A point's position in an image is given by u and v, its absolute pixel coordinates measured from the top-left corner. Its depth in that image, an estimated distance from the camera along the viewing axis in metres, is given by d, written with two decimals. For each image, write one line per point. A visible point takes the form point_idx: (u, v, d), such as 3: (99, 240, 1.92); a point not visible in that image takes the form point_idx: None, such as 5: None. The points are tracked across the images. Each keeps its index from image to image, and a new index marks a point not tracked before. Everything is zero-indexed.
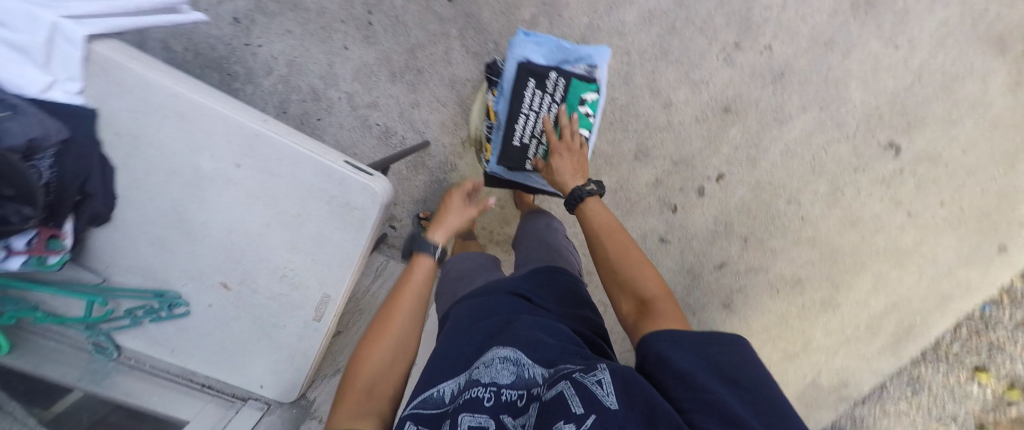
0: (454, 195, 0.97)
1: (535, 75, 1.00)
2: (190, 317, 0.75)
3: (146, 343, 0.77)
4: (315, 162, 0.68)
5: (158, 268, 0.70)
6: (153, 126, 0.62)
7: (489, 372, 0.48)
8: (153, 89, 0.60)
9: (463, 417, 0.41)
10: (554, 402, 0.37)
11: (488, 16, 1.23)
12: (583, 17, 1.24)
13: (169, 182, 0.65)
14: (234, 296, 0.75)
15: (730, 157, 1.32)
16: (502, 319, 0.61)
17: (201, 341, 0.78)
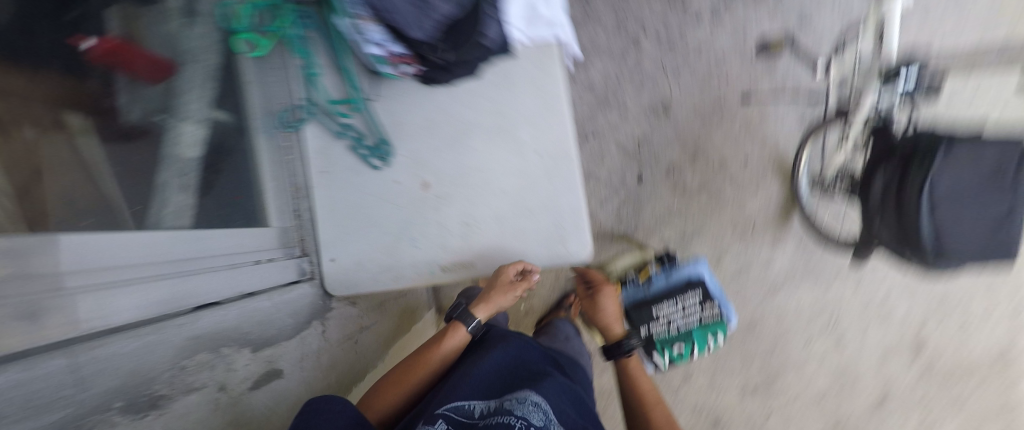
0: (501, 267, 0.72)
1: (689, 296, 0.87)
2: (372, 174, 0.71)
3: (317, 149, 0.71)
4: (576, 203, 0.71)
5: (398, 132, 0.71)
6: (520, 67, 0.70)
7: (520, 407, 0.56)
8: (550, 82, 0.70)
9: None
10: None
11: (665, 133, 1.35)
12: (744, 176, 1.33)
13: (472, 111, 0.71)
14: (422, 198, 0.72)
15: (782, 349, 1.30)
16: (533, 374, 0.69)
17: (348, 195, 0.71)
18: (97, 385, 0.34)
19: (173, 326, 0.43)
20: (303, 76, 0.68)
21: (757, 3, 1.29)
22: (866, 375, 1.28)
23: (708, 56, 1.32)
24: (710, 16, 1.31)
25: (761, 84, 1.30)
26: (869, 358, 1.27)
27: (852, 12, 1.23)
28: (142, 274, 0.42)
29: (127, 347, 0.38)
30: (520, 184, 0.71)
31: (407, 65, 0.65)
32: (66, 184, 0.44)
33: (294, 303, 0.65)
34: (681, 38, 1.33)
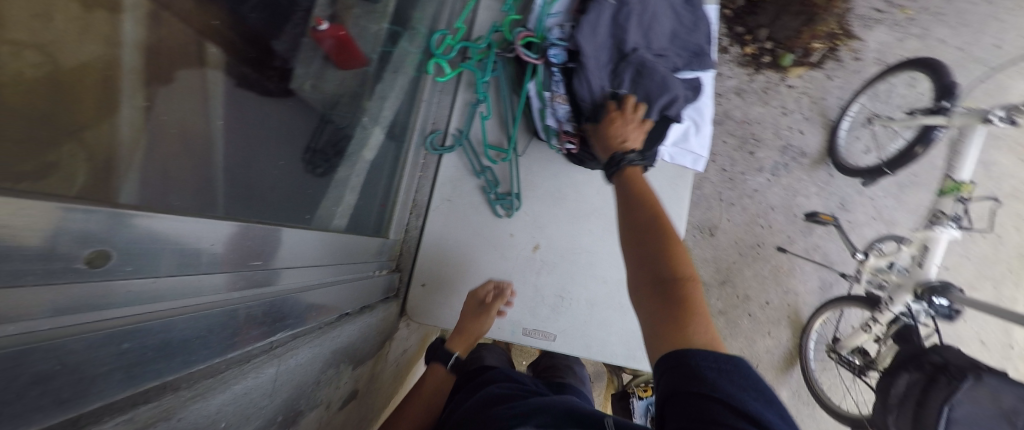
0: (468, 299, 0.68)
1: None
2: (492, 218, 0.73)
3: (451, 177, 0.74)
4: None
5: (530, 190, 0.74)
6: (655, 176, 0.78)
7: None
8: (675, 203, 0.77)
9: None
10: None
11: (703, 253, 1.44)
12: (761, 318, 1.41)
13: (600, 197, 0.75)
14: (528, 258, 0.73)
15: None
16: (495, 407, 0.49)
17: (460, 231, 0.72)
18: (274, 398, 0.32)
19: (327, 338, 0.41)
20: (473, 115, 0.73)
21: (810, 175, 1.46)
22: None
23: (759, 202, 1.46)
24: (770, 169, 1.47)
25: (797, 243, 1.44)
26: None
27: (885, 214, 1.42)
28: (312, 275, 0.41)
29: (301, 359, 0.36)
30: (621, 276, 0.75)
31: (568, 144, 0.69)
32: (242, 157, 0.42)
33: (384, 323, 0.63)
34: (741, 177, 1.47)
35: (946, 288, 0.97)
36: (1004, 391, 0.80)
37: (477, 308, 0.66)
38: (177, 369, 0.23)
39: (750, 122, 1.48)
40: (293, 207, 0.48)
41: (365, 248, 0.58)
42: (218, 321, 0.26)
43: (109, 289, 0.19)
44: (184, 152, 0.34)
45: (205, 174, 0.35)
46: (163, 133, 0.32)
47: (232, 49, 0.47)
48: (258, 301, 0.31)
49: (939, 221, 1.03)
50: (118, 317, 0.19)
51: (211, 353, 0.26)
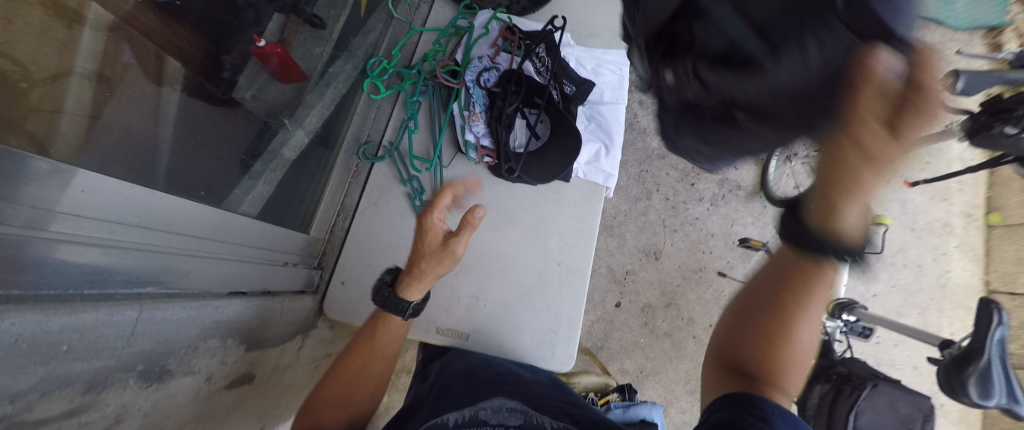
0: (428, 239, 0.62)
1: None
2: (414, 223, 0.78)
3: (379, 183, 0.80)
4: (575, 317, 0.79)
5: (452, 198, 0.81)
6: (570, 191, 0.84)
7: (497, 417, 0.53)
8: (588, 212, 0.84)
9: None
10: None
11: (649, 275, 1.50)
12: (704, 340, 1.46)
13: (517, 206, 0.82)
14: None
15: None
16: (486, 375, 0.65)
17: (383, 233, 0.77)
18: (134, 345, 0.36)
19: (206, 307, 0.46)
20: (403, 131, 0.81)
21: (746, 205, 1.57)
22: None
23: (701, 229, 1.55)
24: (709, 199, 1.57)
25: (736, 268, 1.52)
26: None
27: None
28: (201, 250, 0.46)
29: (172, 315, 0.40)
30: (535, 281, 0.80)
31: (486, 157, 0.78)
32: (183, 147, 0.49)
33: (293, 314, 0.66)
34: (683, 206, 1.56)
35: (852, 305, 1.08)
36: (898, 398, 0.89)
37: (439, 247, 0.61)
38: (25, 287, 0.27)
39: None
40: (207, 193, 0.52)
41: (280, 239, 0.63)
42: (84, 260, 0.32)
43: None
44: (128, 140, 0.40)
45: (141, 157, 0.42)
46: (113, 121, 0.39)
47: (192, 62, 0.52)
48: (137, 253, 0.37)
49: None
50: (6, 233, 0.26)
51: (67, 284, 0.31)
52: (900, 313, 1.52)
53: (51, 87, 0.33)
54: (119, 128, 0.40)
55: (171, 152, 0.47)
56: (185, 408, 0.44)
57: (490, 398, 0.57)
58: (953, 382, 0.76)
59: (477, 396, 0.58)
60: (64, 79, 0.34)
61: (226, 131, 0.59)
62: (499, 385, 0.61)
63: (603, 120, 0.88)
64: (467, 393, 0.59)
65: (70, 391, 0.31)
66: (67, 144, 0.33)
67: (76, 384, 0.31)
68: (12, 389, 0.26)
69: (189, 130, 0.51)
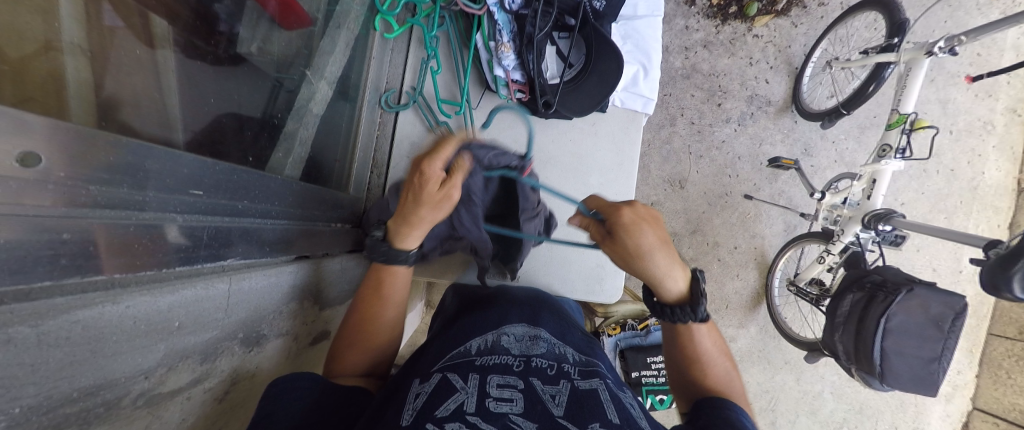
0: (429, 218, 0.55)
1: None
2: None
3: (408, 133, 0.76)
4: None
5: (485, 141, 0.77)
6: (607, 121, 0.80)
7: (520, 345, 0.55)
8: (628, 143, 0.80)
9: (493, 376, 0.47)
10: (589, 397, 0.46)
11: (674, 204, 1.48)
12: (730, 262, 1.47)
13: (552, 144, 0.80)
14: None
15: None
16: (521, 310, 0.64)
17: None
18: (232, 314, 0.37)
19: (281, 272, 0.46)
20: (423, 72, 0.75)
21: (776, 122, 1.48)
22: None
23: (727, 152, 1.48)
24: (737, 120, 1.48)
25: (763, 190, 1.47)
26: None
27: (847, 156, 1.46)
28: (258, 217, 0.43)
29: (256, 283, 0.40)
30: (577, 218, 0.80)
31: (518, 93, 0.73)
32: (201, 112, 0.44)
33: (352, 271, 0.68)
34: (709, 130, 1.49)
35: (890, 214, 1.05)
36: (932, 299, 0.89)
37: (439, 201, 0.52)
38: (124, 269, 0.27)
39: (717, 74, 1.49)
40: (245, 157, 0.48)
41: (326, 199, 0.62)
42: (169, 236, 0.31)
43: (34, 187, 0.21)
44: (143, 108, 0.35)
45: (161, 125, 0.37)
46: (121, 87, 0.34)
47: (180, 17, 0.44)
48: (209, 225, 0.35)
49: (886, 156, 1.10)
50: (93, 219, 0.25)
51: (161, 262, 0.30)
52: (927, 219, 1.44)
53: (44, 58, 0.28)
54: (131, 97, 0.35)
55: (187, 114, 0.41)
56: (280, 365, 0.47)
57: (513, 325, 0.60)
58: (998, 281, 0.77)
59: (499, 321, 0.60)
60: (56, 51, 0.29)
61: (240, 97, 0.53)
62: (516, 311, 0.63)
63: (640, 38, 0.79)
64: (489, 319, 0.61)
65: (191, 363, 0.32)
66: (87, 113, 0.29)
67: (194, 356, 0.33)
68: (144, 366, 0.28)
69: (203, 94, 0.45)
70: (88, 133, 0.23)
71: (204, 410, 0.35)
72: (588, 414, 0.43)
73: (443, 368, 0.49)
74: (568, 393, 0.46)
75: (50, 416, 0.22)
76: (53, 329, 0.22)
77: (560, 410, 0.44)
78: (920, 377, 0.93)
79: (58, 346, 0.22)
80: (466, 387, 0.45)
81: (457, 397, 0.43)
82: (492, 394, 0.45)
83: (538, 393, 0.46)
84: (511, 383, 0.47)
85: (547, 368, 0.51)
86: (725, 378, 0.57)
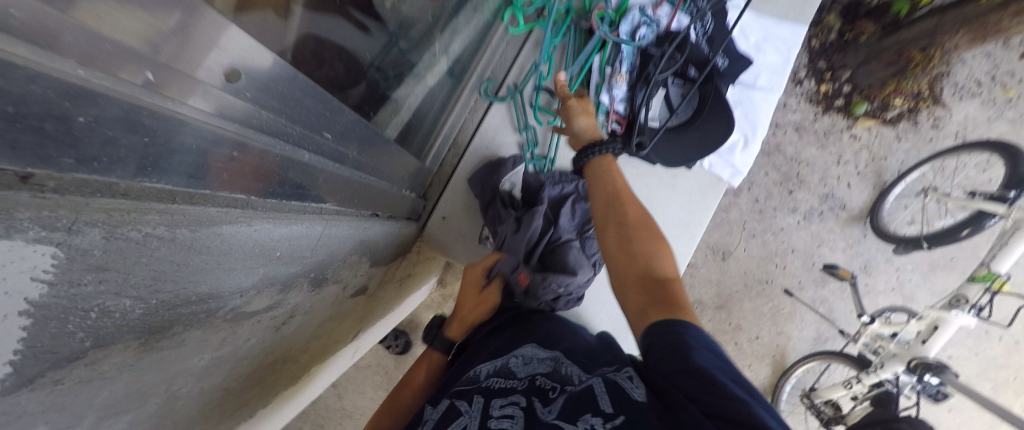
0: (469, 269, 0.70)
1: None
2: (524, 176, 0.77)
3: (496, 127, 0.78)
4: None
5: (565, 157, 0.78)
6: (688, 178, 0.78)
7: (526, 369, 0.54)
8: (701, 206, 0.78)
9: (494, 399, 0.46)
10: (584, 394, 0.43)
11: (711, 273, 1.43)
12: (746, 351, 1.41)
13: (626, 181, 0.78)
14: None
15: None
16: (536, 329, 0.63)
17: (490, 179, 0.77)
18: (316, 254, 0.38)
19: (358, 227, 0.47)
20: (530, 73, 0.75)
21: (844, 229, 1.40)
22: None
23: (782, 241, 1.42)
24: (804, 213, 1.41)
25: (806, 291, 1.40)
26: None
27: (906, 288, 1.37)
28: (358, 169, 0.44)
29: (339, 231, 0.42)
30: None
31: (614, 124, 0.72)
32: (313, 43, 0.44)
33: (403, 237, 0.69)
34: (772, 213, 1.42)
35: (942, 368, 0.98)
36: None
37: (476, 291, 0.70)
38: (260, 194, 0.28)
39: (799, 161, 1.42)
40: (359, 106, 0.50)
41: (406, 162, 0.64)
42: (298, 172, 0.32)
43: None
44: None
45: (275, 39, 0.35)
46: None
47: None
48: (326, 169, 0.36)
49: (958, 306, 1.02)
50: (256, 142, 0.26)
51: (285, 194, 0.31)
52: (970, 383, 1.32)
53: None
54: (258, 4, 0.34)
55: (300, 46, 0.41)
56: (326, 310, 0.49)
57: (521, 347, 0.59)
58: None
59: (514, 343, 0.60)
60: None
61: (355, 39, 0.53)
62: (540, 334, 0.62)
63: (751, 107, 0.77)
64: (508, 337, 0.62)
65: (272, 291, 0.34)
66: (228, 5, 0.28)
67: (277, 285, 0.34)
68: (242, 285, 0.29)
69: None
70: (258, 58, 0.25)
71: (265, 335, 0.36)
72: (579, 409, 0.41)
73: (452, 396, 0.50)
74: (564, 401, 0.44)
75: (171, 311, 0.23)
76: (204, 237, 0.23)
77: (553, 414, 0.42)
78: None
79: (200, 252, 0.23)
80: (471, 410, 0.45)
81: (460, 424, 0.43)
82: (493, 414, 0.43)
83: (536, 410, 0.43)
84: (511, 401, 0.45)
85: (550, 389, 0.48)
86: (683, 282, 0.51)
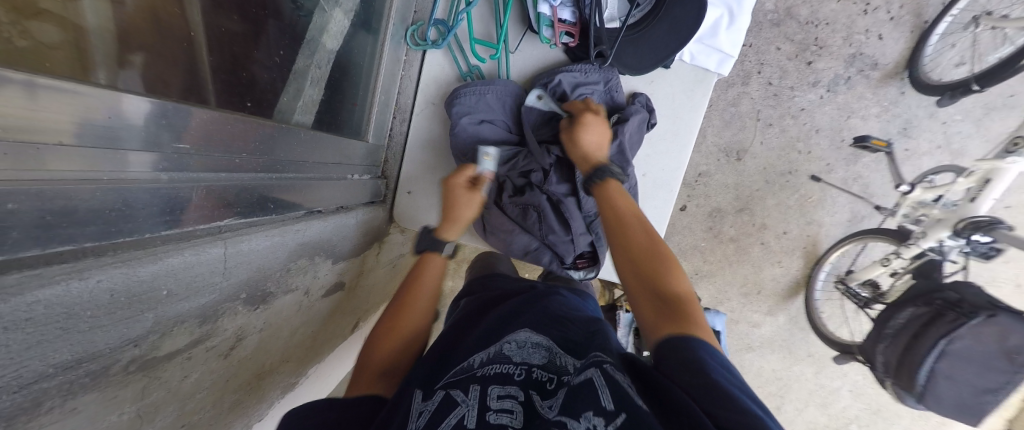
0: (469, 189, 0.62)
1: None
2: None
3: (437, 78, 0.69)
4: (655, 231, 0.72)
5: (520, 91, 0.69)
6: (667, 80, 0.67)
7: (522, 352, 0.41)
8: (687, 108, 0.68)
9: (491, 389, 0.35)
10: (582, 390, 0.33)
11: (727, 175, 1.32)
12: (776, 247, 1.34)
13: None
14: None
15: None
16: (527, 300, 0.52)
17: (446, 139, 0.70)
18: (231, 277, 0.35)
19: (288, 232, 0.43)
20: (455, 3, 0.64)
21: (876, 92, 1.22)
22: None
23: (803, 123, 1.26)
24: (827, 84, 1.23)
25: (835, 173, 1.28)
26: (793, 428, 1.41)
27: (955, 143, 1.21)
28: (259, 169, 0.40)
29: (258, 245, 0.38)
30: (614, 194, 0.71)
31: (565, 36, 0.62)
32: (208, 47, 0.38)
33: (367, 225, 0.65)
34: (788, 93, 1.25)
35: (994, 225, 0.87)
36: (1014, 329, 0.75)
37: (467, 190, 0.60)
38: (96, 239, 0.24)
39: (816, 23, 1.20)
40: (244, 101, 0.42)
41: (341, 146, 0.57)
42: (151, 200, 0.28)
43: None
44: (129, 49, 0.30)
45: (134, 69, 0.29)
46: None
47: None
48: (200, 185, 0.32)
49: (1017, 150, 0.87)
50: (45, 185, 0.21)
51: (143, 226, 0.27)
52: None
53: None
54: None
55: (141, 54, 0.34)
56: (290, 320, 0.48)
57: (513, 330, 0.45)
58: None
59: (504, 324, 0.46)
60: None
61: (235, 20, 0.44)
62: (528, 310, 0.49)
63: None
64: (492, 322, 0.48)
65: (187, 327, 0.31)
66: (116, 72, 0.27)
67: (191, 320, 0.32)
68: (129, 336, 0.26)
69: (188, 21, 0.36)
70: (53, 85, 0.21)
71: (209, 366, 0.35)
72: (580, 404, 0.32)
73: (445, 385, 0.38)
74: (564, 396, 0.34)
75: (25, 391, 0.21)
76: (7, 313, 0.19)
77: (554, 412, 0.33)
78: (966, 405, 0.85)
79: (18, 328, 0.20)
80: (467, 400, 0.34)
81: (456, 415, 0.33)
82: (492, 406, 0.34)
83: (537, 408, 0.34)
84: (513, 396, 0.35)
85: (548, 381, 0.38)
86: (672, 268, 0.46)
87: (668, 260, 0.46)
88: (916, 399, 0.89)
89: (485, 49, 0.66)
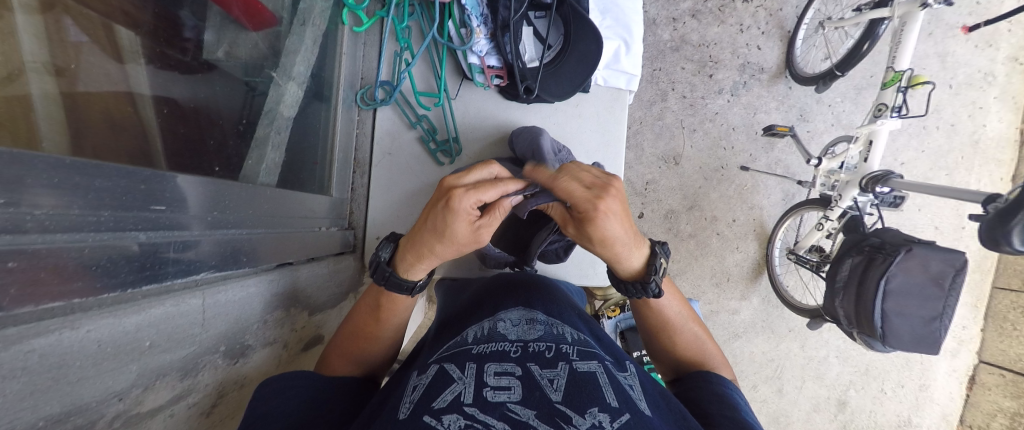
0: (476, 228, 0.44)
1: None
2: (439, 168, 0.76)
3: (391, 130, 0.76)
4: None
5: (466, 131, 0.77)
6: (589, 102, 0.79)
7: (517, 330, 0.48)
8: (611, 122, 0.79)
9: (489, 365, 0.42)
10: (587, 382, 0.40)
11: (672, 179, 1.45)
12: (730, 234, 1.45)
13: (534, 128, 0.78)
14: None
15: None
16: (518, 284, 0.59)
17: (407, 183, 0.76)
18: (209, 328, 0.36)
19: (261, 281, 0.45)
20: (396, 65, 0.73)
21: (770, 90, 1.44)
22: (795, 423, 1.43)
23: (721, 124, 1.45)
24: (730, 90, 1.44)
25: (759, 161, 1.45)
26: (799, 408, 1.43)
27: (844, 119, 1.43)
28: (232, 226, 0.43)
29: (232, 296, 0.40)
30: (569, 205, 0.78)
31: (495, 78, 0.72)
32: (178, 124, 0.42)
33: (342, 272, 0.68)
34: (702, 102, 1.45)
35: (887, 176, 1.03)
36: (932, 257, 0.87)
37: (469, 236, 0.45)
38: (83, 295, 0.26)
39: (707, 44, 1.44)
40: (212, 166, 0.45)
41: (309, 199, 0.62)
42: (134, 256, 0.30)
43: None
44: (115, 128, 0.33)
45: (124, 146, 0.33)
46: (92, 111, 0.32)
47: (142, 28, 0.41)
48: (176, 243, 0.34)
49: (881, 115, 1.07)
50: (42, 244, 0.24)
51: (125, 282, 0.29)
52: (928, 178, 1.40)
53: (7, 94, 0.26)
54: (97, 115, 0.33)
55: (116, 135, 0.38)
56: (274, 371, 0.48)
57: (509, 310, 0.52)
58: (998, 236, 0.75)
59: (494, 308, 0.53)
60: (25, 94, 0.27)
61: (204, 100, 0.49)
62: (513, 296, 0.56)
63: (619, 12, 0.75)
64: (483, 309, 0.54)
65: (170, 380, 0.32)
66: (110, 149, 0.31)
67: (173, 372, 0.32)
68: (115, 388, 0.27)
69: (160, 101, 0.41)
70: (56, 159, 0.24)
71: (192, 424, 0.35)
72: (587, 397, 0.39)
73: (440, 360, 0.44)
74: (567, 376, 0.41)
75: None
76: (8, 360, 0.21)
77: (559, 395, 0.39)
78: (921, 337, 0.92)
79: (15, 377, 0.21)
80: (463, 377, 0.40)
81: (454, 391, 0.39)
82: (489, 383, 0.40)
83: (536, 379, 0.41)
84: (509, 371, 0.41)
85: (546, 351, 0.44)
86: (687, 324, 0.60)
87: (684, 317, 0.60)
88: (881, 342, 0.96)
89: (430, 99, 0.75)
